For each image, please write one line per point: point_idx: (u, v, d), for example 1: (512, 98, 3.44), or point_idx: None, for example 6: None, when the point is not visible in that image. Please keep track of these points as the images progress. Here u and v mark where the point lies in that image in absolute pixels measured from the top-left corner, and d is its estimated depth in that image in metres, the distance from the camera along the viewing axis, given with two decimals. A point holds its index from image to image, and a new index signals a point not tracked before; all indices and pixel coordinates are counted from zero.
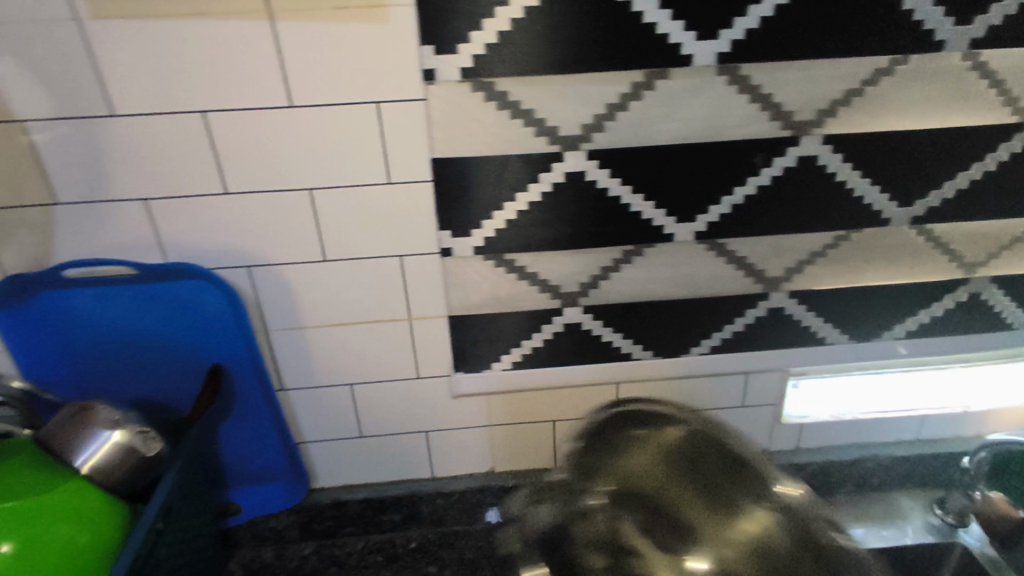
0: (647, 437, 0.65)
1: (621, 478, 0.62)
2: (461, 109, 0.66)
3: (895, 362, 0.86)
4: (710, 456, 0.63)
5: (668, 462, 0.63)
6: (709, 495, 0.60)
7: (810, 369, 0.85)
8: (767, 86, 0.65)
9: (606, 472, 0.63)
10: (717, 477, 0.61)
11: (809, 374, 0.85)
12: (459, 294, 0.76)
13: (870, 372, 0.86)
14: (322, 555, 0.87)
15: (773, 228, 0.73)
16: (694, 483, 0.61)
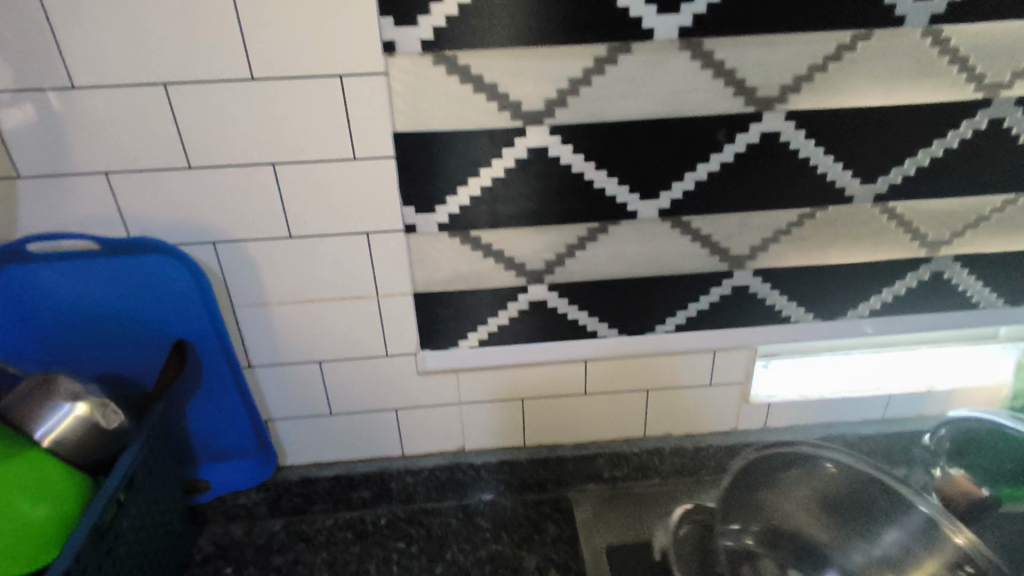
0: (799, 480, 0.79)
1: (770, 514, 0.81)
2: (425, 83, 0.65)
3: (865, 344, 0.87)
4: (871, 495, 0.75)
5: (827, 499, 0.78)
6: (864, 523, 0.76)
7: (780, 350, 0.87)
8: (730, 62, 0.65)
9: (751, 515, 0.81)
10: (865, 516, 0.76)
11: (779, 355, 0.87)
12: (425, 271, 0.76)
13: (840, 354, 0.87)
14: (290, 531, 0.91)
15: (735, 205, 0.72)
16: (835, 512, 0.78)
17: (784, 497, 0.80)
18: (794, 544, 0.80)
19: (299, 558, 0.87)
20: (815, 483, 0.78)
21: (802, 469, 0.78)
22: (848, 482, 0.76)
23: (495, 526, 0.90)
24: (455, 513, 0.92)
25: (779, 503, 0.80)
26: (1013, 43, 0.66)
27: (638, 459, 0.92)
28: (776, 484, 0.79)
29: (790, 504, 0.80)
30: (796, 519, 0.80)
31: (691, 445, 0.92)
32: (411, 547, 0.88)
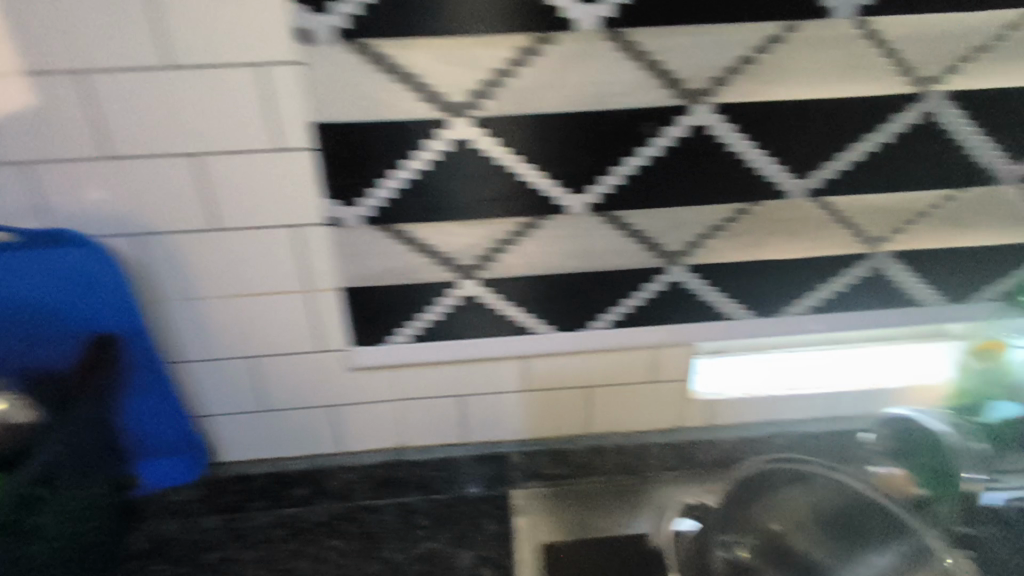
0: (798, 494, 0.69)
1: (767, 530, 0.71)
2: (340, 72, 0.61)
3: (811, 340, 0.87)
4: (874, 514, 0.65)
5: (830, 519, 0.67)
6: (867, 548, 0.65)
7: (726, 347, 0.86)
8: (658, 54, 0.62)
9: (746, 527, 0.72)
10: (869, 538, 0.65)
11: (726, 352, 0.86)
12: (353, 266, 0.72)
13: (786, 350, 0.87)
14: (227, 529, 0.89)
15: (672, 199, 0.69)
16: (840, 536, 0.67)
17: (785, 513, 0.70)
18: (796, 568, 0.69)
19: (229, 555, 0.86)
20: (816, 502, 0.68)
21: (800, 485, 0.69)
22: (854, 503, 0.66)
23: (434, 522, 0.89)
24: (393, 510, 0.91)
25: (779, 518, 0.69)
26: (951, 34, 0.62)
27: (578, 456, 0.92)
28: (776, 496, 0.71)
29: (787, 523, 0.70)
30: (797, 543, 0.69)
31: (629, 443, 0.92)
32: (346, 544, 0.87)
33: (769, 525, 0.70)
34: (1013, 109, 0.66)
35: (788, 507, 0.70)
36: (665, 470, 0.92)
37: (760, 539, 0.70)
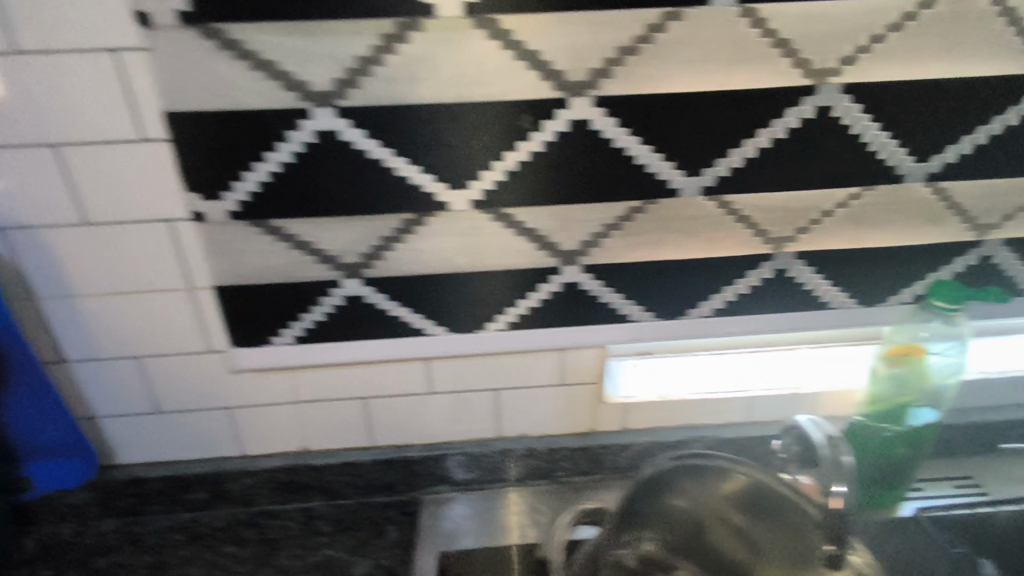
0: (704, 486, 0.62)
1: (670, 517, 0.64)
2: (188, 58, 0.56)
3: (741, 343, 0.81)
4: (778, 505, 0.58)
5: (737, 515, 0.61)
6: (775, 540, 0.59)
7: (656, 348, 0.81)
8: (532, 42, 0.58)
9: (647, 522, 0.64)
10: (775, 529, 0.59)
11: (656, 352, 0.81)
12: (227, 266, 0.68)
13: (714, 353, 0.82)
14: (122, 531, 0.89)
15: (558, 197, 0.66)
16: (746, 526, 0.61)
17: (694, 504, 0.63)
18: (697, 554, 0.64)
19: (121, 560, 0.85)
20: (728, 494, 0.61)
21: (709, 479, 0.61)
22: (766, 501, 0.59)
23: (335, 529, 0.88)
24: (295, 517, 0.90)
25: (685, 511, 0.63)
26: (847, 24, 0.58)
27: (489, 459, 0.89)
28: (685, 489, 0.62)
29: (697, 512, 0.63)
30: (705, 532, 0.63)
31: (543, 447, 0.89)
32: (240, 551, 0.85)
33: (670, 516, 0.64)
34: (915, 104, 0.62)
35: (696, 500, 0.62)
36: (573, 476, 0.91)
37: (659, 527, 0.65)
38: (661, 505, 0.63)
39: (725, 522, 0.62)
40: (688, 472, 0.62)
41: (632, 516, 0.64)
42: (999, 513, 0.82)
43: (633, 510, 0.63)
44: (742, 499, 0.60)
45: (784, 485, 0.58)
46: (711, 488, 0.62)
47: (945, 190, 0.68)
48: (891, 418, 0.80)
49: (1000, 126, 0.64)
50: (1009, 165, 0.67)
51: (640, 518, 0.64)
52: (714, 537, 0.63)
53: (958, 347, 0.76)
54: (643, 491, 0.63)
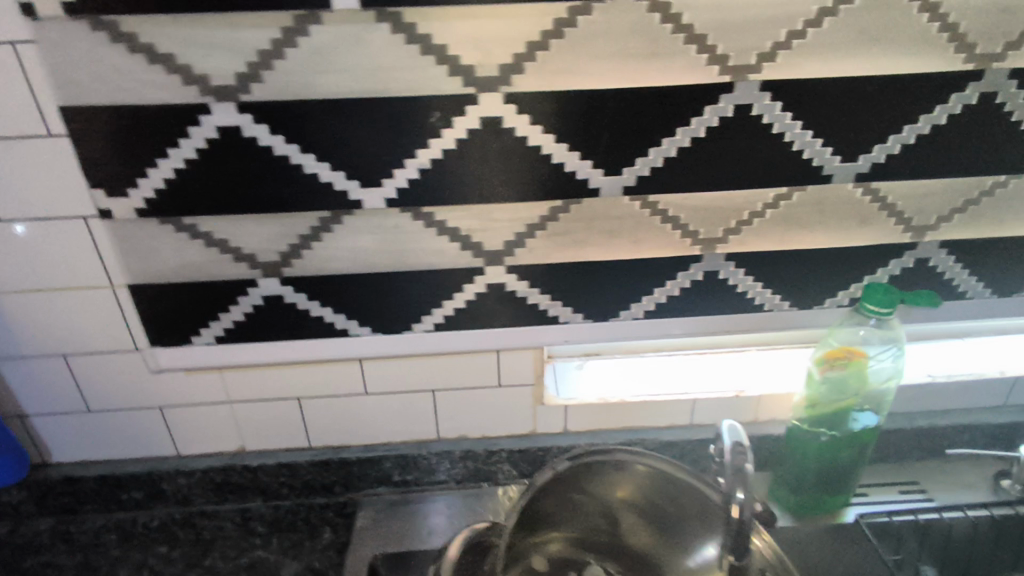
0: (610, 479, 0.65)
1: (578, 510, 0.67)
2: (80, 51, 0.55)
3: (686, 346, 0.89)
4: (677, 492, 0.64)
5: (638, 502, 0.66)
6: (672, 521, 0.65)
7: (604, 351, 0.88)
8: (437, 36, 0.56)
9: (555, 518, 0.67)
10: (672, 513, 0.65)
11: (603, 356, 0.88)
12: (139, 262, 0.67)
13: (663, 354, 0.89)
14: (55, 532, 0.87)
15: (476, 196, 0.64)
16: (646, 512, 0.66)
17: (596, 497, 0.66)
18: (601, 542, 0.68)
19: (51, 560, 0.84)
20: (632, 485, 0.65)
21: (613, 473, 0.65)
22: (665, 487, 0.64)
23: (269, 530, 0.87)
24: (232, 517, 0.88)
25: (591, 502, 0.66)
26: (760, 19, 0.57)
27: (427, 461, 0.88)
28: (588, 484, 0.65)
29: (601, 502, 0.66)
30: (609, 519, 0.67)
31: (482, 449, 0.87)
32: (172, 551, 0.85)
33: (575, 511, 0.66)
34: (838, 103, 0.61)
35: (600, 493, 0.66)
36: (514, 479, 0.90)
37: (563, 522, 0.67)
38: (568, 502, 0.66)
39: (627, 509, 0.66)
40: (592, 468, 0.64)
41: (540, 517, 0.65)
42: (945, 518, 0.80)
43: (541, 512, 0.65)
44: (641, 487, 0.65)
45: (680, 470, 0.63)
46: (614, 482, 0.65)
47: (875, 189, 0.66)
48: (830, 422, 0.77)
49: (927, 125, 0.62)
50: (939, 165, 0.65)
51: (548, 519, 0.66)
52: (615, 525, 0.67)
53: (893, 352, 0.74)
54: (548, 493, 0.64)
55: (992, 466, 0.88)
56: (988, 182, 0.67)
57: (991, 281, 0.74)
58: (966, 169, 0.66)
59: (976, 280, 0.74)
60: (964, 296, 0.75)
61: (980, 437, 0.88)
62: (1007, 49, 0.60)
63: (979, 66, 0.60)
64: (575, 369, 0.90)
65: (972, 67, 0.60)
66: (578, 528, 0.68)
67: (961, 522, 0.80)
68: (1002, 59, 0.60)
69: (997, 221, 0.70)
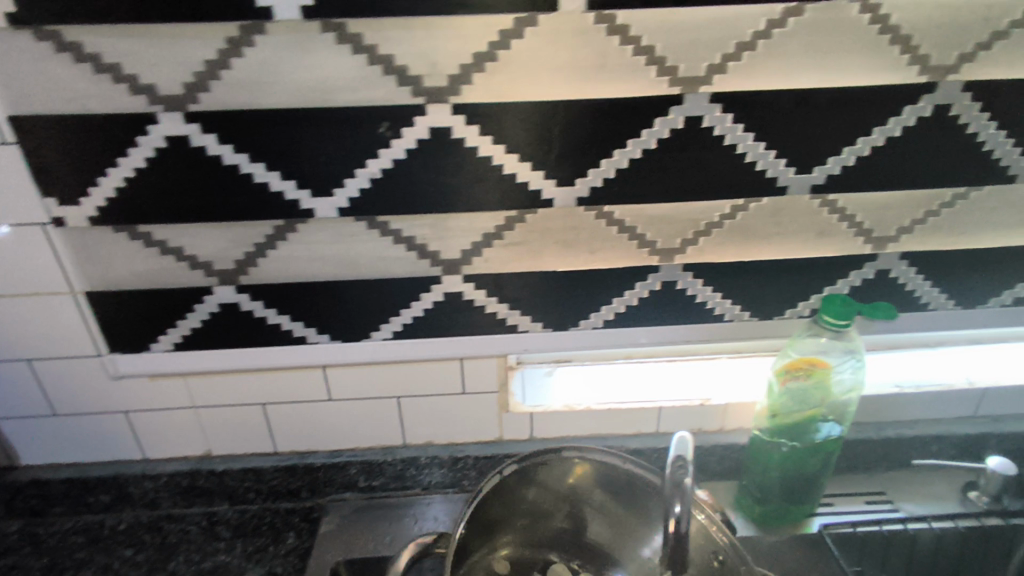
0: (553, 477, 0.64)
1: (529, 511, 0.65)
2: (27, 61, 0.55)
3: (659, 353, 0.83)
4: (622, 484, 0.63)
5: (588, 497, 0.64)
6: (624, 511, 0.64)
7: (575, 357, 0.85)
8: (383, 47, 0.56)
9: (508, 524, 0.65)
10: (621, 504, 0.64)
11: (574, 362, 0.85)
12: (94, 270, 0.67)
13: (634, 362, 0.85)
14: (24, 534, 0.86)
15: (429, 205, 0.64)
16: (600, 507, 0.65)
17: (548, 497, 0.65)
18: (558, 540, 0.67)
19: (18, 562, 0.84)
20: (578, 478, 0.64)
21: (557, 469, 0.64)
22: (607, 478, 0.63)
23: (234, 534, 0.87)
24: (198, 520, 0.87)
25: (540, 501, 0.65)
26: (709, 31, 0.57)
27: (393, 468, 0.86)
28: (537, 485, 0.64)
29: (551, 500, 0.65)
30: (564, 517, 0.66)
31: (447, 455, 0.86)
32: (136, 555, 0.84)
33: (529, 513, 0.65)
34: (790, 115, 0.61)
35: (546, 491, 0.65)
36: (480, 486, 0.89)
37: (518, 526, 0.65)
38: (516, 504, 0.64)
39: (580, 506, 0.65)
40: (539, 468, 0.64)
41: (494, 525, 0.64)
42: (909, 529, 0.78)
43: (493, 519, 0.63)
44: (593, 482, 0.64)
45: (629, 463, 0.63)
46: (563, 480, 0.64)
47: (832, 201, 0.66)
48: (792, 433, 0.77)
49: (881, 137, 0.62)
50: (895, 177, 0.65)
51: (502, 525, 0.64)
52: (572, 520, 0.66)
53: (852, 363, 0.73)
54: (496, 497, 0.63)
55: (962, 478, 0.87)
56: (947, 194, 0.67)
57: (953, 292, 0.73)
58: (924, 180, 0.65)
59: (938, 291, 0.73)
60: (926, 307, 0.74)
61: (951, 448, 0.87)
62: (961, 62, 0.59)
63: (933, 78, 0.60)
64: (545, 376, 0.85)
65: (925, 79, 0.60)
66: (535, 530, 0.66)
67: (925, 533, 0.79)
68: (956, 71, 0.59)
69: (958, 232, 0.69)
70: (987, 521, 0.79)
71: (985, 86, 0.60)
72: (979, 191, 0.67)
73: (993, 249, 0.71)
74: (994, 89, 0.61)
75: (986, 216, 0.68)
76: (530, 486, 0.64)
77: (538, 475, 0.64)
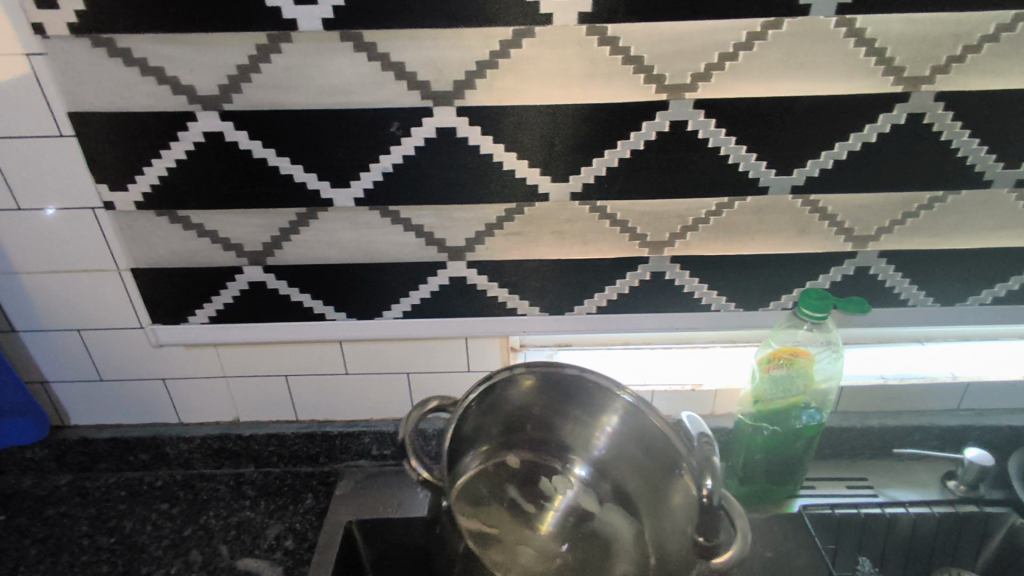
0: (542, 389, 0.71)
1: (533, 421, 0.75)
2: (86, 65, 0.63)
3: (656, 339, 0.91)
4: (595, 394, 0.70)
5: (572, 408, 0.73)
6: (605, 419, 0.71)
7: (574, 341, 0.93)
8: (395, 55, 0.62)
9: (515, 431, 0.75)
10: (600, 412, 0.71)
11: (572, 346, 0.93)
12: (140, 249, 0.75)
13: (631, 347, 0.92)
14: (73, 487, 0.95)
15: (437, 197, 0.70)
16: (591, 422, 0.73)
17: (551, 412, 0.74)
18: (558, 450, 0.76)
19: (68, 511, 0.92)
20: (563, 390, 0.71)
21: (545, 382, 0.71)
22: (582, 391, 0.70)
23: (259, 493, 0.93)
24: (227, 480, 0.95)
25: (539, 410, 0.73)
26: (692, 43, 0.62)
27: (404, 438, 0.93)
28: (534, 394, 0.72)
29: (548, 411, 0.74)
30: (562, 429, 0.75)
31: None
32: (172, 508, 0.91)
33: (531, 423, 0.75)
34: (770, 120, 0.65)
35: (540, 402, 0.73)
36: None
37: (525, 435, 0.76)
38: (517, 414, 0.74)
39: (578, 422, 0.73)
40: (536, 379, 0.71)
41: (501, 434, 0.75)
42: (886, 514, 0.83)
43: (499, 430, 0.74)
44: (576, 394, 0.71)
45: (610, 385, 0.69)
46: (561, 395, 0.72)
47: (813, 200, 0.70)
48: (773, 419, 0.81)
49: (858, 142, 0.67)
50: (873, 179, 0.69)
51: (511, 431, 0.75)
52: (572, 433, 0.75)
53: (829, 355, 0.78)
54: (496, 406, 0.72)
55: (943, 468, 0.91)
56: (925, 197, 0.71)
57: (931, 290, 0.77)
58: (901, 183, 0.69)
59: (916, 288, 0.77)
60: (906, 303, 0.78)
61: (933, 439, 0.91)
62: (935, 72, 0.63)
63: (907, 88, 0.64)
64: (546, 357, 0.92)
65: (900, 89, 0.64)
66: (540, 437, 0.76)
67: (902, 518, 0.83)
68: (930, 82, 0.63)
69: (936, 233, 0.73)
70: (962, 509, 0.83)
71: (958, 96, 0.64)
72: (956, 195, 0.70)
73: (970, 249, 0.74)
74: (967, 99, 0.64)
75: (963, 218, 0.72)
76: (531, 396, 0.72)
77: (526, 388, 0.71)
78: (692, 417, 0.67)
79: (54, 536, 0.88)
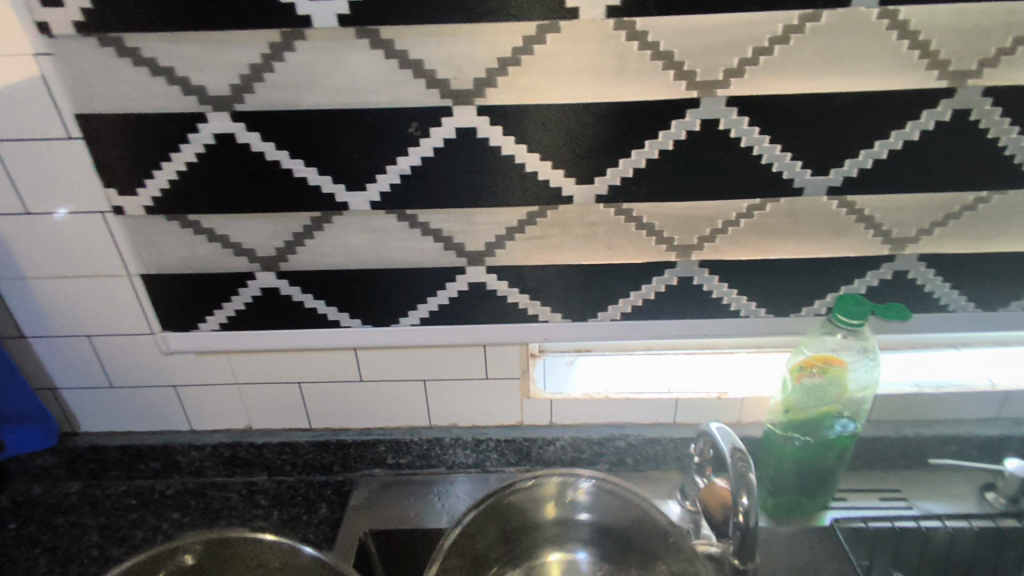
0: (506, 501, 0.68)
1: (515, 531, 0.69)
2: (93, 65, 0.61)
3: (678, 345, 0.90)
4: (548, 492, 0.69)
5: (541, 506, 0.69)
6: (570, 506, 0.70)
7: (594, 348, 0.89)
8: (413, 53, 0.60)
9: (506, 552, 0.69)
10: (566, 503, 0.70)
11: (592, 352, 0.89)
12: (150, 254, 0.73)
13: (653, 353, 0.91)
14: (83, 494, 0.93)
15: (455, 200, 0.67)
16: (564, 521, 0.70)
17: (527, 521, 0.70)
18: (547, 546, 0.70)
19: (78, 520, 0.90)
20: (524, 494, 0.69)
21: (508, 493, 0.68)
22: (540, 493, 0.69)
23: (272, 502, 0.90)
24: (239, 489, 0.93)
25: (515, 520, 0.69)
26: (725, 38, 0.59)
27: (419, 447, 0.90)
28: (504, 506, 0.68)
29: (525, 516, 0.69)
30: (543, 524, 0.70)
31: (470, 437, 0.89)
32: (183, 517, 0.89)
33: (515, 536, 0.69)
34: (807, 118, 0.62)
35: (510, 513, 0.69)
36: (501, 466, 0.91)
37: (516, 549, 0.70)
38: (499, 531, 0.69)
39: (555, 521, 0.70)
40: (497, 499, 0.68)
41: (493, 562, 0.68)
42: (921, 527, 0.79)
43: (489, 555, 0.68)
44: (540, 498, 0.69)
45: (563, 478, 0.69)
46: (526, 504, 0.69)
47: (850, 202, 0.67)
48: (805, 429, 0.77)
49: (899, 141, 0.63)
50: (915, 180, 0.66)
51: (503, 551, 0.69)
52: (555, 527, 0.70)
53: (867, 362, 0.74)
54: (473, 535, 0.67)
55: (981, 479, 0.87)
56: (968, 197, 0.67)
57: (973, 295, 0.74)
58: (944, 183, 0.66)
59: (957, 293, 0.74)
60: (945, 309, 0.75)
61: (971, 449, 0.87)
62: (982, 66, 0.60)
63: (953, 83, 0.60)
64: (565, 365, 0.90)
65: (945, 84, 0.60)
66: (525, 546, 0.70)
67: (938, 531, 0.79)
68: (978, 76, 0.60)
69: (979, 235, 0.70)
70: (1003, 523, 0.79)
71: (1006, 91, 0.61)
72: (1001, 195, 0.67)
73: (1015, 252, 0.71)
74: (1016, 94, 0.61)
75: (1008, 219, 0.69)
76: (505, 510, 0.69)
77: (493, 502, 0.68)
78: (720, 428, 0.66)
79: (64, 546, 0.86)
